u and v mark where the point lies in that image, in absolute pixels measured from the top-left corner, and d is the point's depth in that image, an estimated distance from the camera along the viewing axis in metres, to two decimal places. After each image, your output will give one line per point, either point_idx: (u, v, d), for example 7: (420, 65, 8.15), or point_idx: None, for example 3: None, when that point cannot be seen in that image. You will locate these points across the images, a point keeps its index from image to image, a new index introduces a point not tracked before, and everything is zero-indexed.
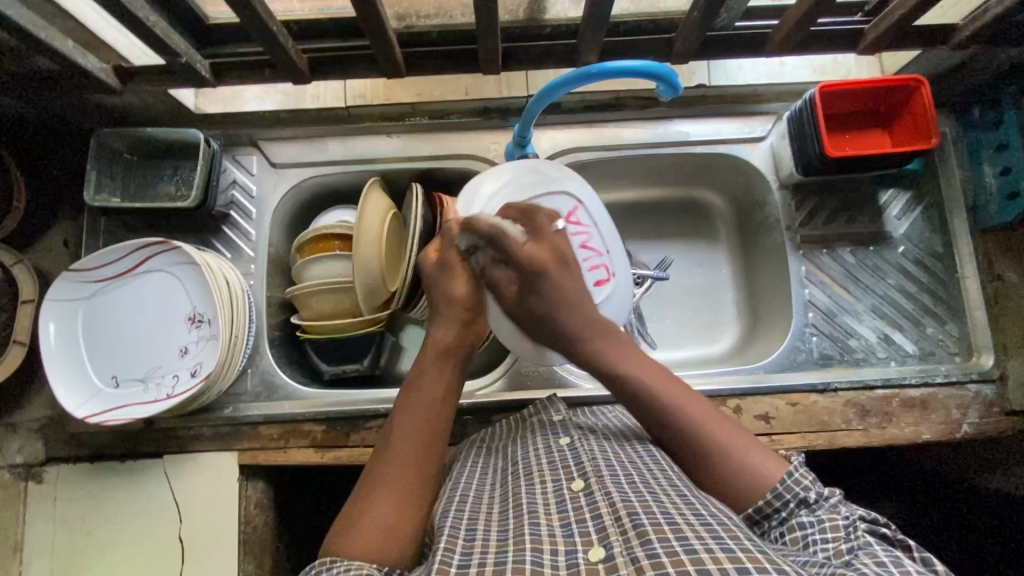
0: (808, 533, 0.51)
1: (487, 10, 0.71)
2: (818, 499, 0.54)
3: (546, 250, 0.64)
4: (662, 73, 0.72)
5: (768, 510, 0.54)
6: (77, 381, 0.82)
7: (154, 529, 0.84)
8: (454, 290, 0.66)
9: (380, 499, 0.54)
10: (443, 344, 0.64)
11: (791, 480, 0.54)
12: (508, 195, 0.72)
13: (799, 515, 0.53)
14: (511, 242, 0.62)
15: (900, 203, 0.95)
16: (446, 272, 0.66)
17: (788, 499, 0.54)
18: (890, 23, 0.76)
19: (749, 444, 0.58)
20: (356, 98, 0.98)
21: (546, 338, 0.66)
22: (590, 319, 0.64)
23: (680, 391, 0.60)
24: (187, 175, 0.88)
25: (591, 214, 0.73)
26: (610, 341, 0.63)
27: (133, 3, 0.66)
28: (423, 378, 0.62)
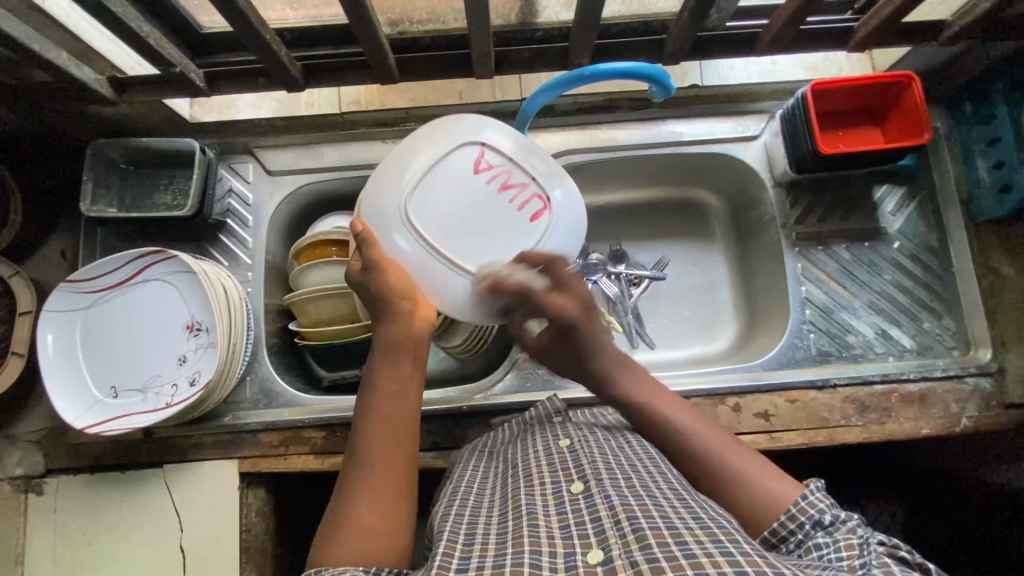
0: (823, 553, 0.49)
1: (479, 15, 0.71)
2: (834, 522, 0.51)
3: (570, 299, 0.70)
4: (653, 74, 0.72)
5: (783, 533, 0.52)
6: (77, 392, 0.82)
7: (156, 539, 0.84)
8: (387, 285, 0.65)
9: (361, 507, 0.54)
10: (394, 340, 0.63)
11: (805, 502, 0.53)
12: (405, 170, 0.69)
13: (815, 537, 0.50)
14: (542, 300, 0.69)
15: (895, 199, 0.96)
16: (380, 270, 0.65)
17: (803, 524, 0.52)
18: (879, 22, 0.77)
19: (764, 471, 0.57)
20: (351, 104, 0.96)
21: (574, 373, 0.72)
22: (615, 358, 0.69)
23: (682, 411, 0.64)
24: (184, 185, 0.90)
25: (501, 147, 0.70)
26: (629, 375, 0.68)
27: (128, 15, 0.67)
28: (376, 377, 0.62)
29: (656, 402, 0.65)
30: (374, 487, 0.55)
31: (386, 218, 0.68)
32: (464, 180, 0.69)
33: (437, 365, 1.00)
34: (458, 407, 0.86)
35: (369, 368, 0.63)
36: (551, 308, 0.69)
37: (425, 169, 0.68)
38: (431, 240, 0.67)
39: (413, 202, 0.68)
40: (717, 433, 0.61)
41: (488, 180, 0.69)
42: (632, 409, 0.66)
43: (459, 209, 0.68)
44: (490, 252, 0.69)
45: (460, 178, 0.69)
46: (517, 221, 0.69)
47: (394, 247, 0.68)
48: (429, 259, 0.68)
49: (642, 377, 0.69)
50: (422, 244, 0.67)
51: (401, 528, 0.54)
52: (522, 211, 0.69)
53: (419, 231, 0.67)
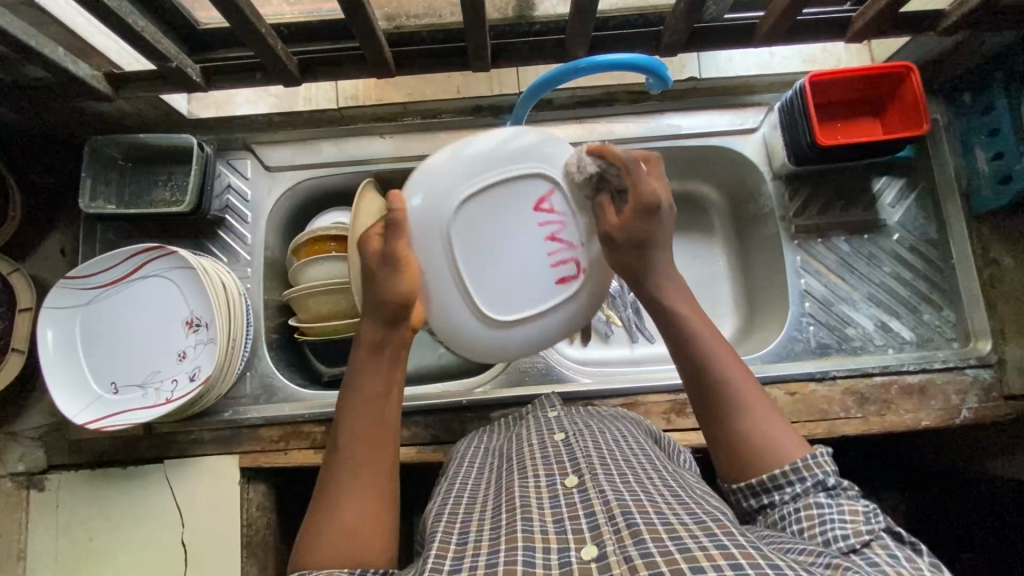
0: (825, 514, 0.51)
1: (475, 8, 0.71)
2: (836, 485, 0.54)
3: (662, 187, 0.65)
4: (651, 67, 0.72)
5: (781, 482, 0.55)
6: (78, 388, 0.82)
7: (158, 532, 0.84)
8: (392, 285, 0.60)
9: (346, 510, 0.54)
10: (379, 340, 0.61)
11: (813, 461, 0.55)
12: (469, 175, 0.63)
13: (816, 496, 0.53)
14: (638, 176, 0.63)
15: (894, 191, 0.95)
16: (392, 265, 0.60)
17: (805, 479, 0.54)
18: (876, 11, 0.76)
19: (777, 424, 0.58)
20: (347, 99, 0.96)
21: (625, 270, 0.65)
22: (671, 271, 0.66)
23: (723, 347, 0.62)
24: (181, 182, 0.90)
25: (570, 198, 0.66)
26: (672, 282, 0.66)
27: (123, 10, 0.67)
28: (360, 380, 0.61)
29: (708, 336, 0.62)
30: (358, 490, 0.55)
31: (431, 217, 0.62)
32: (519, 216, 0.65)
33: (437, 360, 1.01)
34: (456, 401, 0.87)
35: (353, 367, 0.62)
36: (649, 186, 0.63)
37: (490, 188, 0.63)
38: (465, 264, 0.64)
39: (461, 219, 0.63)
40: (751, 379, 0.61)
41: (542, 227, 0.65)
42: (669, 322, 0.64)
43: (501, 242, 0.65)
44: (514, 299, 0.66)
45: (516, 218, 0.65)
46: (541, 279, 0.66)
47: (428, 255, 0.63)
48: (456, 283, 0.64)
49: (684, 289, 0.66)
50: (455, 263, 0.63)
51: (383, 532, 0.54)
52: (555, 264, 0.67)
53: (459, 249, 0.63)
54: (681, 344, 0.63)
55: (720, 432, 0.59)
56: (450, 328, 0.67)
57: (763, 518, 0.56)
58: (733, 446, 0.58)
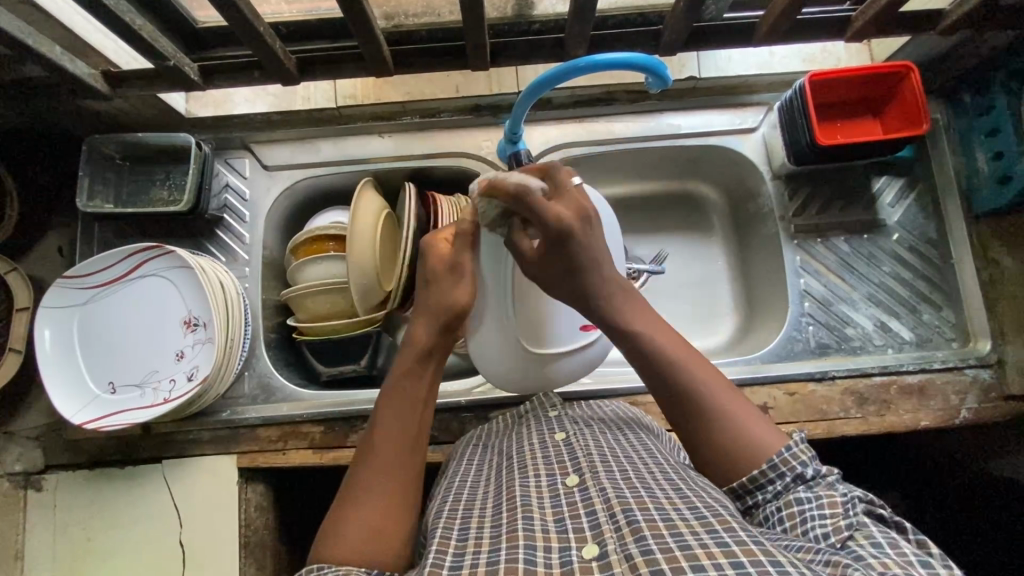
0: (805, 509, 0.51)
1: (474, 6, 0.71)
2: (814, 476, 0.54)
3: (568, 204, 0.61)
4: (649, 66, 0.71)
5: (762, 482, 0.54)
6: (76, 388, 0.82)
7: (156, 533, 0.84)
8: (453, 296, 0.64)
9: (366, 501, 0.54)
10: (428, 346, 0.63)
11: (789, 453, 0.54)
12: None
13: (796, 492, 0.53)
14: (535, 203, 0.59)
15: (893, 191, 0.95)
16: (457, 276, 0.65)
17: (785, 475, 0.54)
18: (876, 11, 0.76)
19: (751, 417, 0.57)
20: (345, 98, 0.95)
21: (568, 296, 0.63)
22: (610, 280, 0.63)
23: (678, 349, 0.61)
24: (180, 181, 0.90)
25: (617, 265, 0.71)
26: (616, 295, 0.63)
27: (120, 8, 0.66)
28: (402, 380, 0.62)
29: (664, 344, 0.61)
30: (386, 488, 0.55)
31: (501, 244, 0.67)
32: None
33: None
34: (455, 401, 0.86)
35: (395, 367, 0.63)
36: (548, 210, 0.59)
37: None
38: (517, 295, 0.68)
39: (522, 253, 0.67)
40: (713, 372, 0.60)
41: None
42: (624, 341, 0.62)
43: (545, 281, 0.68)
44: (546, 335, 0.71)
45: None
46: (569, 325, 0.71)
47: (489, 277, 0.68)
48: (503, 310, 0.69)
49: (632, 299, 0.64)
50: (509, 292, 0.68)
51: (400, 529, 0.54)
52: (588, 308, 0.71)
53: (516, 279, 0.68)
54: (641, 359, 0.61)
55: (699, 446, 0.58)
56: (486, 349, 0.72)
57: (751, 519, 0.55)
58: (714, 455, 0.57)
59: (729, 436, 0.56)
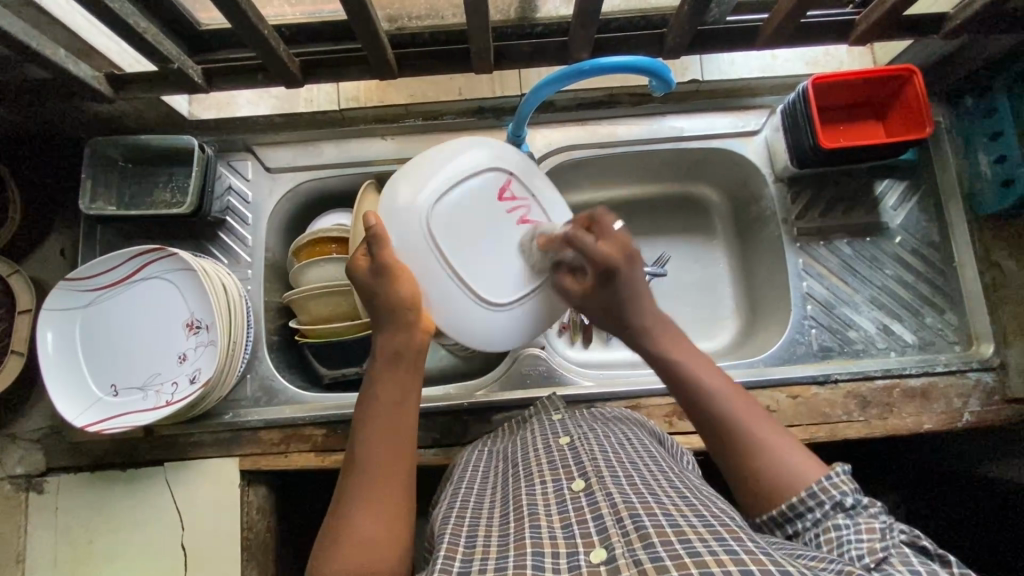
0: (843, 534, 0.50)
1: (478, 10, 0.71)
2: (856, 505, 0.52)
3: (615, 246, 0.70)
4: (653, 69, 0.72)
5: (801, 509, 0.53)
6: (77, 391, 0.82)
7: (158, 536, 0.84)
8: (392, 295, 0.64)
9: (360, 515, 0.54)
10: (399, 349, 0.63)
11: (828, 482, 0.53)
12: (435, 176, 0.69)
13: (835, 518, 0.52)
14: (582, 240, 0.69)
15: (896, 194, 0.95)
16: (385, 275, 0.64)
17: (823, 502, 0.53)
18: (880, 14, 0.76)
19: (788, 446, 0.57)
20: (350, 100, 0.95)
21: (612, 325, 0.72)
22: (656, 317, 0.70)
23: (721, 381, 0.63)
24: (182, 183, 0.90)
25: (526, 183, 0.74)
26: (659, 332, 0.69)
27: (124, 11, 0.66)
28: (378, 388, 0.62)
29: (706, 375, 0.64)
30: (375, 493, 0.56)
31: (409, 217, 0.67)
32: (489, 207, 0.72)
33: (438, 363, 1.00)
34: (457, 404, 0.86)
35: (372, 375, 0.63)
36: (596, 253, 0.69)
37: (451, 183, 0.69)
38: (451, 259, 0.68)
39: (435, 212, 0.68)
40: (753, 405, 0.61)
41: (509, 210, 0.73)
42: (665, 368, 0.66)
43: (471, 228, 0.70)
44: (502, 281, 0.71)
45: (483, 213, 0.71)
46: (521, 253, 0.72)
47: (414, 258, 0.67)
48: (449, 279, 0.69)
49: (676, 336, 0.68)
50: (441, 259, 0.68)
51: (397, 536, 0.53)
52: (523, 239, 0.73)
53: (440, 246, 0.68)
54: (677, 384, 0.65)
55: (732, 472, 0.59)
56: (462, 326, 0.70)
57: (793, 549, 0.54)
58: (743, 479, 0.57)
59: (764, 461, 0.57)
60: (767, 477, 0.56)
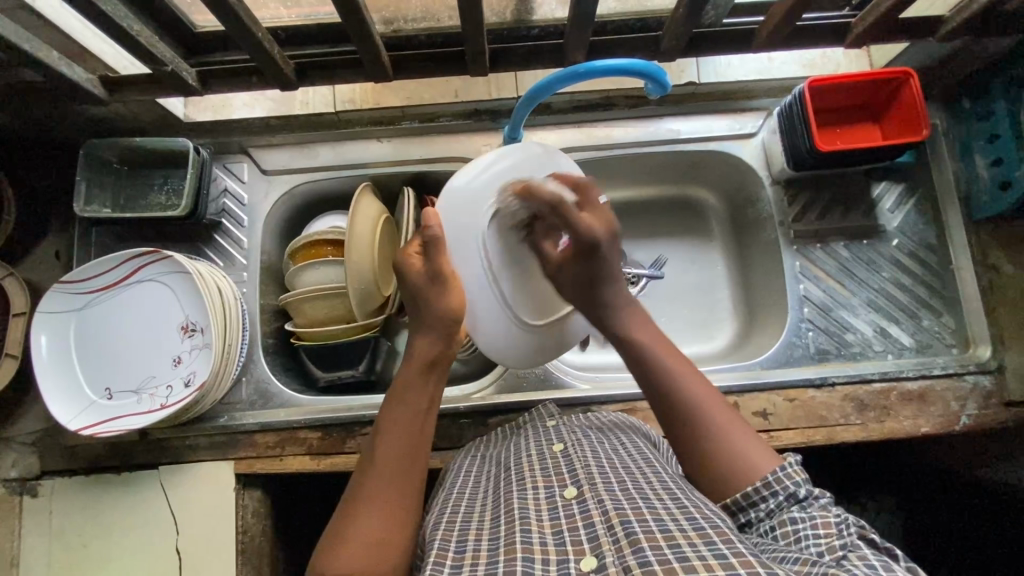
0: (799, 528, 0.50)
1: (473, 12, 0.71)
2: (808, 497, 0.53)
3: (597, 220, 0.69)
4: (648, 72, 0.71)
5: (755, 499, 0.54)
6: (71, 394, 0.81)
7: (152, 539, 0.84)
8: (447, 303, 0.65)
9: (372, 517, 0.54)
10: (433, 357, 0.64)
11: (783, 473, 0.54)
12: (498, 185, 0.70)
13: (789, 511, 0.52)
14: (569, 213, 0.67)
15: (893, 196, 0.95)
16: (440, 282, 0.65)
17: (778, 495, 0.53)
18: (875, 16, 0.76)
19: (745, 438, 0.58)
20: (345, 103, 0.96)
21: (579, 300, 0.71)
22: (624, 298, 0.69)
23: (682, 364, 0.63)
24: (177, 185, 0.90)
25: None
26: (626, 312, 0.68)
27: (118, 13, 0.66)
28: (405, 391, 0.62)
29: (667, 356, 0.64)
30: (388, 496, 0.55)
31: (466, 222, 0.69)
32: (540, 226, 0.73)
33: None
34: (453, 407, 0.86)
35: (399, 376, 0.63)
36: (578, 225, 0.67)
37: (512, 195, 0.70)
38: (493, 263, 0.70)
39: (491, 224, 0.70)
40: (712, 392, 0.61)
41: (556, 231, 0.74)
42: (625, 345, 0.66)
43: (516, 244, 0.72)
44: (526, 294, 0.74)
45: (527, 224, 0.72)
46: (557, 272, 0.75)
47: (461, 257, 0.69)
48: (487, 279, 0.70)
49: (644, 320, 0.68)
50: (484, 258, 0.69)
51: (405, 541, 0.53)
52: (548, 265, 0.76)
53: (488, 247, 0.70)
54: (637, 363, 0.64)
55: (685, 454, 0.59)
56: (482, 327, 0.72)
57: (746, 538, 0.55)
58: (695, 461, 0.58)
59: (719, 446, 0.57)
60: (719, 458, 0.57)
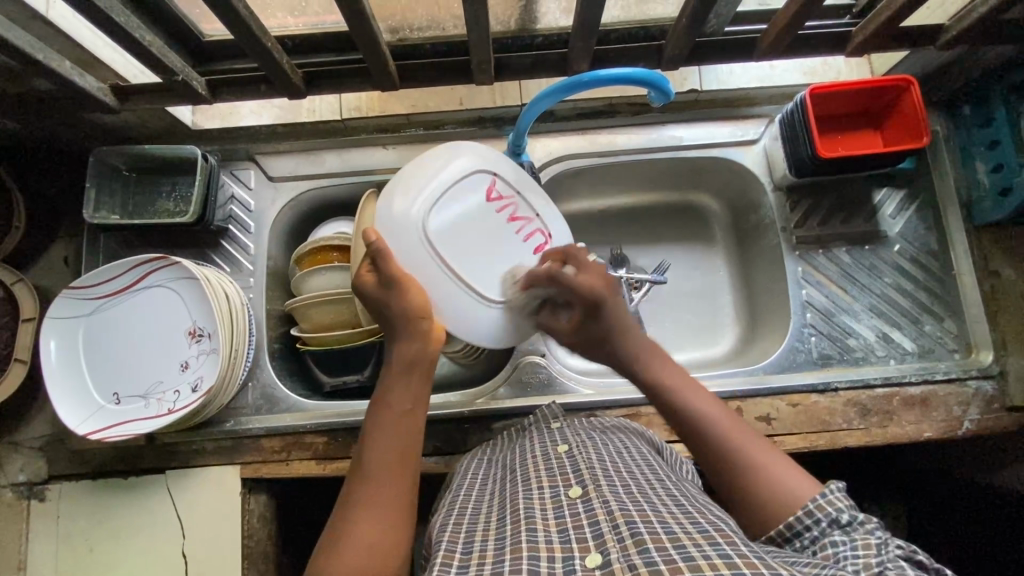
0: (839, 551, 0.48)
1: (479, 22, 0.72)
2: (851, 522, 0.50)
3: (596, 277, 0.75)
4: (652, 80, 0.72)
5: (798, 529, 0.52)
6: (79, 399, 0.82)
7: (158, 543, 0.84)
8: (406, 304, 0.66)
9: (366, 520, 0.54)
10: (411, 357, 0.65)
11: (823, 500, 0.52)
12: (429, 185, 0.74)
13: (832, 536, 0.50)
14: (567, 279, 0.74)
15: (895, 202, 0.96)
16: (397, 286, 0.67)
17: (820, 520, 0.51)
18: (877, 26, 0.77)
19: (786, 468, 0.57)
20: (352, 111, 0.96)
21: (606, 359, 0.74)
22: (647, 347, 0.72)
23: (713, 406, 0.64)
24: (186, 191, 0.91)
25: (510, 181, 0.80)
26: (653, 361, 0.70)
27: (130, 24, 0.67)
28: (390, 395, 0.62)
29: (695, 400, 0.65)
30: (380, 500, 0.56)
31: (407, 227, 0.71)
32: (481, 211, 0.77)
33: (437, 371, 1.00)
34: (458, 412, 0.86)
35: (383, 381, 0.64)
36: (581, 284, 0.74)
37: (443, 189, 0.74)
38: (448, 257, 0.73)
39: (432, 220, 0.73)
40: (741, 425, 0.62)
41: (499, 210, 0.79)
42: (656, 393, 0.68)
43: (468, 232, 0.76)
44: (497, 276, 0.77)
45: (472, 207, 0.77)
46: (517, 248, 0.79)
47: (414, 261, 0.71)
48: (447, 273, 0.73)
49: (671, 364, 0.70)
50: (437, 260, 0.72)
51: (400, 542, 0.53)
52: (523, 245, 0.80)
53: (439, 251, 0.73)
54: (670, 412, 0.66)
55: (729, 494, 0.58)
56: (463, 322, 0.75)
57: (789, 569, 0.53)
58: (740, 499, 0.57)
59: (760, 479, 0.57)
60: (762, 491, 0.56)
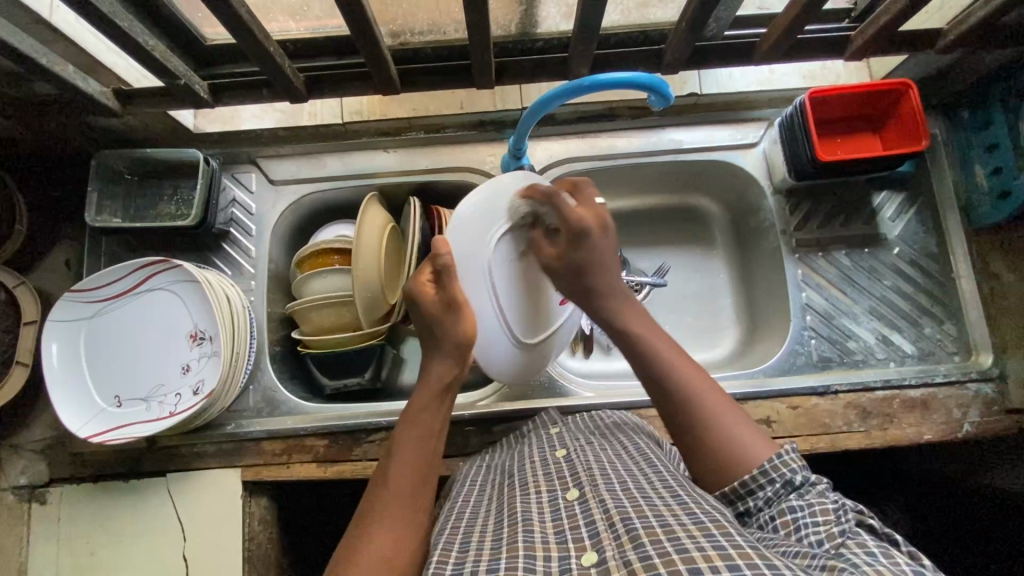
0: (798, 517, 0.52)
1: (480, 27, 0.72)
2: (804, 483, 0.56)
3: (591, 212, 0.71)
4: (653, 84, 0.72)
5: (752, 488, 0.57)
6: (80, 402, 0.82)
7: (160, 546, 0.84)
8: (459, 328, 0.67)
9: (380, 532, 0.54)
10: (443, 380, 0.66)
11: (780, 460, 0.57)
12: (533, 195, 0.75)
13: (787, 499, 0.55)
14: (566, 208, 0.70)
15: (894, 205, 0.96)
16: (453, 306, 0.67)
17: (775, 482, 0.56)
18: (874, 29, 0.77)
19: (747, 427, 0.61)
20: (353, 114, 0.97)
21: (575, 294, 0.71)
22: (617, 291, 0.70)
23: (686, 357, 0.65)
24: (187, 195, 0.91)
25: None
26: (621, 304, 0.70)
27: (133, 29, 0.68)
28: (419, 412, 0.64)
29: (666, 351, 0.65)
30: (398, 514, 0.56)
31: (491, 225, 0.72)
32: None
33: None
34: (460, 414, 0.86)
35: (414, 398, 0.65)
36: (575, 216, 0.69)
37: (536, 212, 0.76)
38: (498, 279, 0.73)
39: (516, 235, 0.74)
40: (707, 378, 0.64)
41: None
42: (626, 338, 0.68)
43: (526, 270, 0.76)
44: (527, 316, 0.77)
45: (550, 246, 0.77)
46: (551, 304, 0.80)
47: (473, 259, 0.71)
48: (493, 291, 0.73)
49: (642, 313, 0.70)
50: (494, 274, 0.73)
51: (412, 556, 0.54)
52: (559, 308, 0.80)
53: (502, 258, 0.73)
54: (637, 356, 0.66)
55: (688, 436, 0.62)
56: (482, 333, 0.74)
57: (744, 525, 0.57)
58: (699, 441, 0.61)
59: (723, 430, 0.60)
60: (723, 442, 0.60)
